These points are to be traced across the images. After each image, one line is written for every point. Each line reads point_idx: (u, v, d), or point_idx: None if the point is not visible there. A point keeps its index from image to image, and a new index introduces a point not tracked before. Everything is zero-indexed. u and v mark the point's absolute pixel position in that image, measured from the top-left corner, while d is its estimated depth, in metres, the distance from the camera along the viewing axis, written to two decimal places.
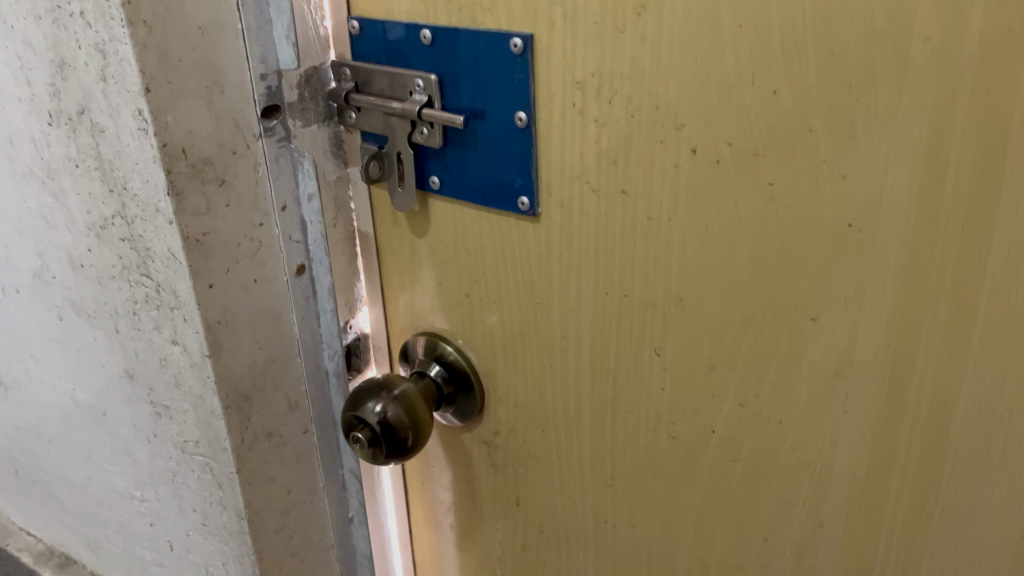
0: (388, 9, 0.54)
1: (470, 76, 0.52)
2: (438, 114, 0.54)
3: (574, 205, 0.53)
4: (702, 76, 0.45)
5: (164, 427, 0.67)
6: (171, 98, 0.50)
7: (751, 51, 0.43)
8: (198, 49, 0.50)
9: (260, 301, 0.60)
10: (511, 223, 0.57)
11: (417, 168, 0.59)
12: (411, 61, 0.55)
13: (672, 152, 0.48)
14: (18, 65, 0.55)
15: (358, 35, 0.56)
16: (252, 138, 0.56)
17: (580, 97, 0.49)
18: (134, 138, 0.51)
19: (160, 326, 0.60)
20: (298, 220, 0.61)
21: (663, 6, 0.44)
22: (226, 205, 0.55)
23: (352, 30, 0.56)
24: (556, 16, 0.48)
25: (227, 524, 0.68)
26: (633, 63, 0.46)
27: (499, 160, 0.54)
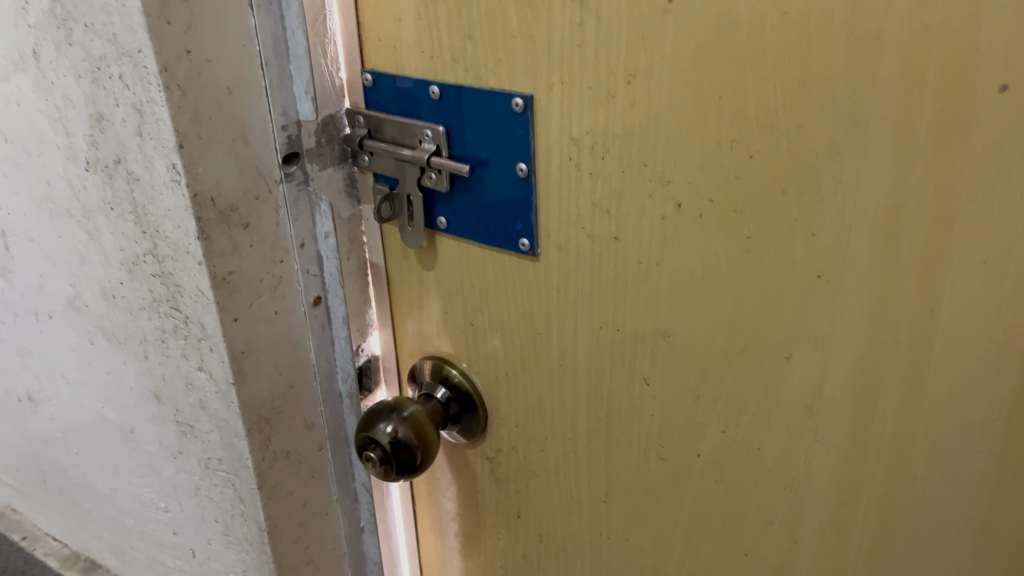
0: (398, 66, 0.59)
1: (474, 130, 0.57)
2: (445, 163, 0.58)
3: (570, 248, 0.58)
4: (686, 140, 0.49)
5: (189, 444, 0.72)
6: (202, 151, 0.54)
7: (727, 119, 0.47)
8: (227, 106, 0.55)
9: (280, 331, 0.65)
10: (513, 261, 0.61)
11: (425, 209, 0.63)
12: (420, 112, 0.59)
13: (659, 205, 0.52)
14: (57, 116, 0.60)
15: (371, 87, 0.61)
16: (274, 184, 0.60)
17: (576, 152, 0.54)
18: (167, 188, 0.56)
19: (187, 354, 0.65)
20: (315, 256, 0.65)
21: (651, 76, 0.49)
22: (250, 246, 0.60)
23: (366, 83, 0.61)
24: (554, 80, 0.52)
25: (248, 534, 0.72)
26: (622, 124, 0.51)
27: (502, 204, 0.59)
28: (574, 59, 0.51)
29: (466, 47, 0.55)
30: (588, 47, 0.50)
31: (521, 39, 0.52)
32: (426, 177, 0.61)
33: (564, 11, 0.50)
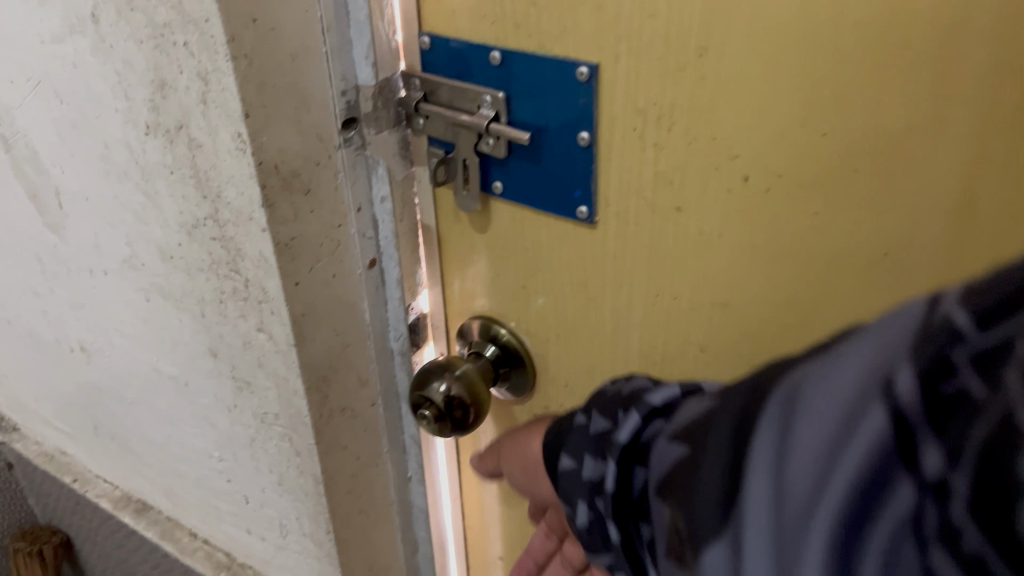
0: (457, 30, 0.58)
1: (536, 97, 0.57)
2: (504, 129, 0.58)
3: (630, 217, 0.58)
4: (757, 116, 0.49)
5: (246, 399, 0.74)
6: (266, 120, 0.55)
7: (801, 96, 0.47)
8: (290, 73, 0.55)
9: (337, 293, 0.66)
10: (570, 228, 0.62)
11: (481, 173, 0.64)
12: (480, 77, 0.59)
13: (725, 178, 0.52)
14: (117, 80, 0.59)
15: (429, 50, 0.60)
16: (333, 149, 0.60)
17: (641, 122, 0.54)
18: (232, 156, 0.56)
19: (247, 315, 0.66)
20: (371, 220, 0.66)
21: (723, 50, 0.48)
22: (310, 212, 0.60)
23: (424, 46, 0.60)
24: (621, 51, 0.52)
25: (303, 486, 0.75)
26: (691, 97, 0.51)
27: (561, 172, 0.59)
28: (644, 30, 0.50)
29: (530, 14, 0.54)
30: (659, 18, 0.50)
31: (589, 8, 0.52)
32: (483, 143, 0.61)
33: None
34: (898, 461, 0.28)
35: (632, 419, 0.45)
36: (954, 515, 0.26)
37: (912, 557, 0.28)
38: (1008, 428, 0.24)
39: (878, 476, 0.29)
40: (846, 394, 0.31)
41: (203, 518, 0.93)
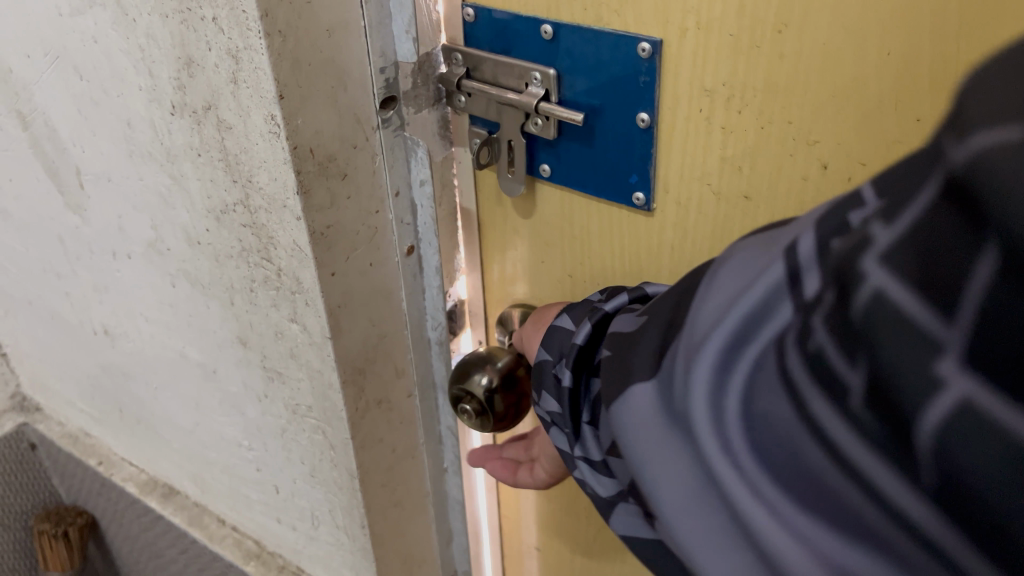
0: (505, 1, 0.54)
1: (591, 74, 0.52)
2: (555, 109, 0.53)
3: (691, 204, 0.54)
4: (841, 98, 0.45)
5: (277, 390, 0.71)
6: (302, 101, 0.51)
7: (887, 76, 0.43)
8: (326, 50, 0.51)
9: (374, 282, 0.62)
10: (624, 215, 0.58)
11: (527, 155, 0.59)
12: (529, 52, 0.54)
13: (801, 165, 0.48)
14: (140, 57, 0.55)
15: (473, 22, 0.56)
16: (371, 130, 0.56)
17: (708, 103, 0.49)
18: (264, 139, 0.52)
19: (279, 305, 0.63)
20: (409, 205, 0.63)
21: (806, 26, 0.44)
22: (347, 197, 0.57)
23: (468, 18, 0.56)
24: (688, 25, 0.47)
25: (337, 479, 0.72)
26: (766, 77, 0.46)
27: (616, 156, 0.55)
28: (715, 3, 0.46)
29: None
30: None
31: None
32: (530, 123, 0.56)
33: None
34: (782, 295, 0.32)
35: (620, 297, 0.53)
36: (811, 340, 0.29)
37: (772, 371, 0.32)
38: (861, 241, 0.28)
39: (763, 311, 0.32)
40: (757, 252, 0.34)
41: (232, 505, 0.90)
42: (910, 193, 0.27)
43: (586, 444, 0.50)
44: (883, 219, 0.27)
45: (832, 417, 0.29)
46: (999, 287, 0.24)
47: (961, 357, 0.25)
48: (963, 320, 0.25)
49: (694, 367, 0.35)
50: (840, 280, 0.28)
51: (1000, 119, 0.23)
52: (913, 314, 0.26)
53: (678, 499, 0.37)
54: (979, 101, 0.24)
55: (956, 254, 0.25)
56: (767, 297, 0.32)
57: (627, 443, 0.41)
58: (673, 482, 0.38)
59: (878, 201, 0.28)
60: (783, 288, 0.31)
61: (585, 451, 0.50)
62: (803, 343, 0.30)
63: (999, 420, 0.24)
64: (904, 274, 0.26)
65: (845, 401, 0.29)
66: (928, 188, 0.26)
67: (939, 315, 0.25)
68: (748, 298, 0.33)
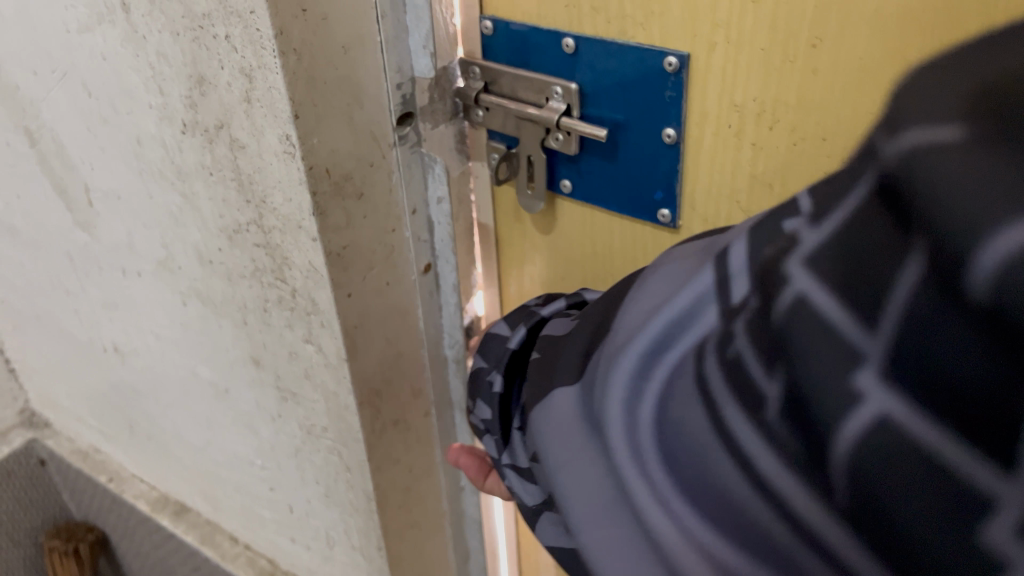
0: (524, 13, 0.52)
1: (615, 89, 0.51)
2: (578, 125, 0.52)
3: (717, 223, 0.52)
4: None
5: (291, 410, 0.69)
6: (318, 120, 0.49)
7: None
8: (342, 67, 0.49)
9: (391, 301, 0.61)
10: (648, 232, 0.56)
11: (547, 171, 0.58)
12: (549, 66, 0.53)
13: None
14: (150, 74, 0.54)
15: (490, 35, 0.54)
16: (388, 148, 0.55)
17: (737, 119, 0.48)
18: (279, 159, 0.51)
19: (294, 325, 0.61)
20: (427, 222, 0.61)
21: (843, 40, 0.42)
22: (363, 217, 0.55)
23: (485, 31, 0.54)
24: (717, 39, 0.46)
25: (353, 500, 0.71)
26: (798, 92, 0.45)
27: (641, 172, 0.53)
28: (746, 17, 0.44)
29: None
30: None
31: None
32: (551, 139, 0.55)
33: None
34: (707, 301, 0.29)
35: (558, 303, 0.52)
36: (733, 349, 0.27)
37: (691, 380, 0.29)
38: (787, 245, 0.25)
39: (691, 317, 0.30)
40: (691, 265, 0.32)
41: (245, 523, 0.89)
42: (843, 193, 0.24)
43: (515, 450, 0.47)
44: (809, 222, 0.25)
45: (745, 428, 0.26)
46: (920, 293, 0.21)
47: (881, 366, 0.22)
48: (884, 325, 0.22)
49: (616, 376, 0.33)
50: (763, 283, 0.25)
51: (938, 117, 0.20)
52: (828, 314, 0.23)
53: (599, 516, 0.35)
54: (916, 95, 0.21)
55: (878, 250, 0.22)
56: (693, 305, 0.29)
57: (553, 453, 0.38)
58: (596, 498, 0.35)
59: (808, 206, 0.26)
60: (711, 295, 0.29)
61: (512, 458, 0.47)
62: (722, 348, 0.27)
63: (921, 444, 0.21)
64: (826, 276, 0.23)
65: (761, 413, 0.25)
66: (860, 187, 0.23)
67: (859, 320, 0.22)
68: (675, 305, 0.30)
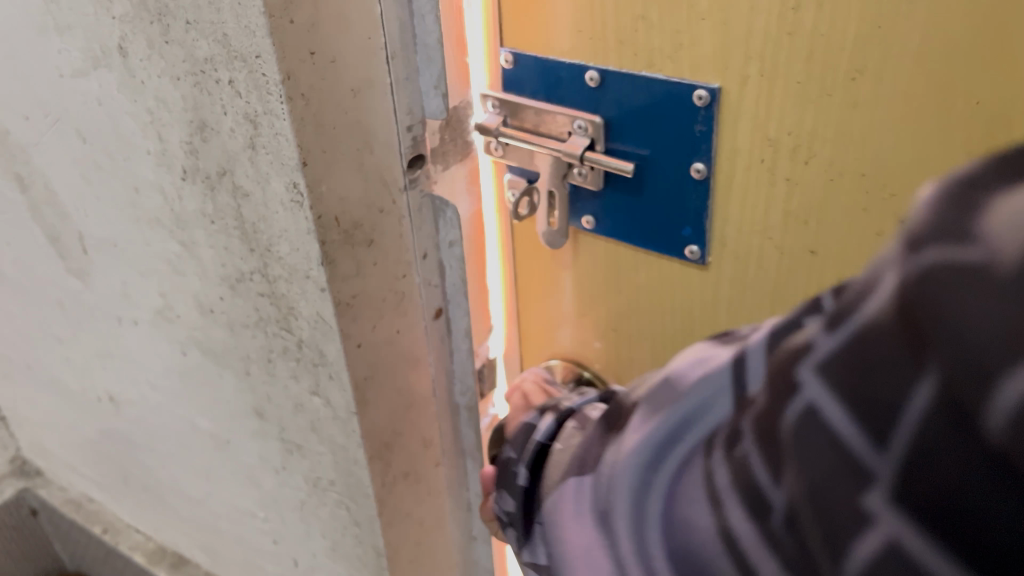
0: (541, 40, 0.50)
1: (642, 121, 0.49)
2: (602, 160, 0.50)
3: (751, 260, 0.50)
4: (923, 150, 0.41)
5: (296, 462, 0.66)
6: (327, 167, 0.47)
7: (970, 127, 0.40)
8: (352, 111, 0.47)
9: (401, 350, 0.58)
10: (676, 272, 0.54)
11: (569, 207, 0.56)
12: (572, 99, 0.51)
13: (874, 222, 0.44)
14: (147, 120, 0.51)
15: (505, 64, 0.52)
16: (398, 192, 0.52)
17: (771, 154, 0.46)
18: (285, 208, 0.48)
19: (299, 377, 0.58)
20: (437, 266, 0.58)
21: (887, 72, 0.40)
22: (373, 264, 0.53)
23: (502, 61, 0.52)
24: (751, 71, 0.44)
25: (361, 556, 0.68)
26: (838, 125, 0.43)
27: (668, 208, 0.51)
28: (782, 48, 0.42)
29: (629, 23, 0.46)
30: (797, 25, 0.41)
31: (711, 24, 0.44)
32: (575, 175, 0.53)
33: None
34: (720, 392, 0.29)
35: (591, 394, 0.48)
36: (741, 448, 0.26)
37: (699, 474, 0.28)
38: (800, 348, 0.24)
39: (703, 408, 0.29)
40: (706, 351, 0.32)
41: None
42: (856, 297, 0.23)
43: (535, 535, 0.45)
44: (823, 329, 0.23)
45: (750, 533, 0.26)
46: (934, 426, 0.20)
47: (889, 490, 0.21)
48: (893, 448, 0.21)
49: (624, 463, 0.32)
50: (777, 388, 0.25)
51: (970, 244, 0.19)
52: (838, 429, 0.22)
53: None
54: (938, 215, 0.20)
55: (883, 369, 0.21)
56: (706, 397, 0.29)
57: (562, 534, 0.38)
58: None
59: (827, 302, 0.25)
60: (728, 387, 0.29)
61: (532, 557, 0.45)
62: (730, 450, 0.27)
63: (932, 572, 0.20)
64: (838, 390, 0.22)
65: (772, 519, 0.25)
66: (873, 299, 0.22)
67: (868, 438, 0.22)
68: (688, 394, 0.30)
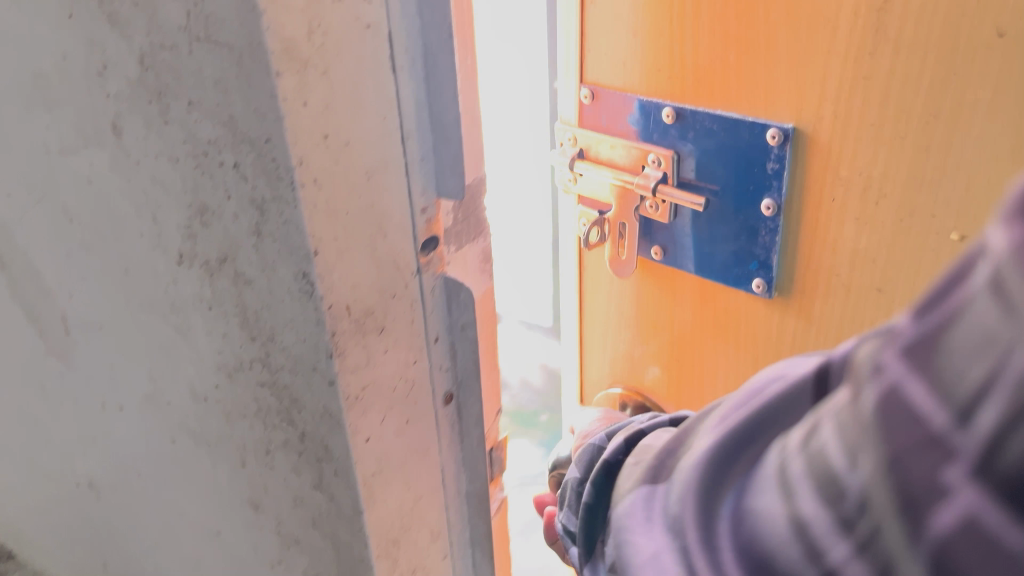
0: (623, 85, 0.75)
1: (713, 164, 0.71)
2: (675, 194, 0.73)
3: (824, 288, 0.69)
4: (977, 192, 0.57)
5: (294, 556, 0.62)
6: (339, 255, 0.43)
7: (1023, 165, 0.54)
8: (365, 196, 0.44)
9: (411, 441, 0.54)
10: (748, 299, 0.75)
11: (659, 239, 0.79)
12: (661, 142, 0.74)
13: (942, 246, 0.60)
14: (144, 201, 0.48)
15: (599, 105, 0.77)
16: (412, 275, 0.49)
17: (844, 191, 0.64)
18: (293, 296, 0.45)
19: (301, 470, 0.54)
20: (449, 350, 0.55)
21: (956, 127, 0.56)
22: (384, 351, 0.49)
23: (586, 107, 0.79)
24: (828, 116, 0.62)
25: None
26: (908, 161, 0.59)
27: (731, 239, 0.73)
28: (856, 100, 0.60)
29: (709, 70, 0.68)
30: (865, 69, 0.59)
31: None
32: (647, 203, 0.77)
33: (851, 40, 0.58)
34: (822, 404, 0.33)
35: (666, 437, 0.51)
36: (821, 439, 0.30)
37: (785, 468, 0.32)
38: (884, 341, 0.28)
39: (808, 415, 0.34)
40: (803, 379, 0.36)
41: None
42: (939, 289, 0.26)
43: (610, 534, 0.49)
44: (910, 316, 0.27)
45: (828, 522, 0.29)
46: (1016, 411, 0.22)
47: (968, 470, 0.24)
48: (978, 431, 0.23)
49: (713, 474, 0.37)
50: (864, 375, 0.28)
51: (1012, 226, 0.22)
52: (918, 408, 0.25)
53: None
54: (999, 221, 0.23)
55: (959, 349, 0.24)
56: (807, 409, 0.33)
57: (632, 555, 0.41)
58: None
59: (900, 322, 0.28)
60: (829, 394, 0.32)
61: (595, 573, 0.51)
62: (812, 444, 0.31)
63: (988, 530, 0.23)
64: (913, 371, 0.26)
65: (845, 502, 0.28)
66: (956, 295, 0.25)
67: (944, 413, 0.24)
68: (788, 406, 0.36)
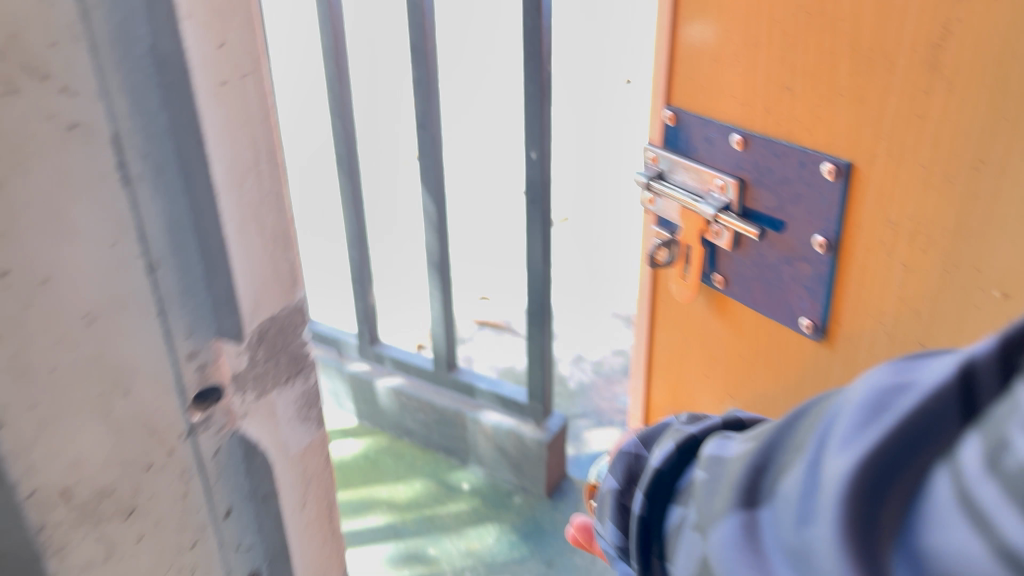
0: (697, 113, 1.00)
1: (762, 209, 0.97)
2: (735, 216, 0.99)
3: (863, 334, 0.91)
4: (997, 229, 0.76)
5: None
6: (60, 248, 0.39)
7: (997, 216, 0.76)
8: (77, 185, 0.39)
9: (175, 472, 0.48)
10: (795, 336, 0.98)
11: (723, 255, 1.05)
12: (724, 173, 1.00)
13: (971, 284, 0.80)
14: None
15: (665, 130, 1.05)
16: (146, 272, 0.44)
17: (893, 229, 0.85)
18: (37, 308, 0.39)
19: (133, 527, 0.47)
20: (200, 367, 0.49)
21: (996, 172, 0.75)
22: (130, 363, 0.43)
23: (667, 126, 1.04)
24: (866, 169, 0.85)
25: None
26: (956, 206, 0.79)
27: (778, 264, 0.98)
28: (916, 148, 0.80)
29: (780, 113, 0.91)
30: (894, 134, 0.82)
31: None
32: (678, 273, 1.10)
33: (906, 84, 0.79)
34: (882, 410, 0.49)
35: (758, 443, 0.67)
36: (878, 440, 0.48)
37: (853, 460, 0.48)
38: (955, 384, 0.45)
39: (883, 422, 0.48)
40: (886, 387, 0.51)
41: None
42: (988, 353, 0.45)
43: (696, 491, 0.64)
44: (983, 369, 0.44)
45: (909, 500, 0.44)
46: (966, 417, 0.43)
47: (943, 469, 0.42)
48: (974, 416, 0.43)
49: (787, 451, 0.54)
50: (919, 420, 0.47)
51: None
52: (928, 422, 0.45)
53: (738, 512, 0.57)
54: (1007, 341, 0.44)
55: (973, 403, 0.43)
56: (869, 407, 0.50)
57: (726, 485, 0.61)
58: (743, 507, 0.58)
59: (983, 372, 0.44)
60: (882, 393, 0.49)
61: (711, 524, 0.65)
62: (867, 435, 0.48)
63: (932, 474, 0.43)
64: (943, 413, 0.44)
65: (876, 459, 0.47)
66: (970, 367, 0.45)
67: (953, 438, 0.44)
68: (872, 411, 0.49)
